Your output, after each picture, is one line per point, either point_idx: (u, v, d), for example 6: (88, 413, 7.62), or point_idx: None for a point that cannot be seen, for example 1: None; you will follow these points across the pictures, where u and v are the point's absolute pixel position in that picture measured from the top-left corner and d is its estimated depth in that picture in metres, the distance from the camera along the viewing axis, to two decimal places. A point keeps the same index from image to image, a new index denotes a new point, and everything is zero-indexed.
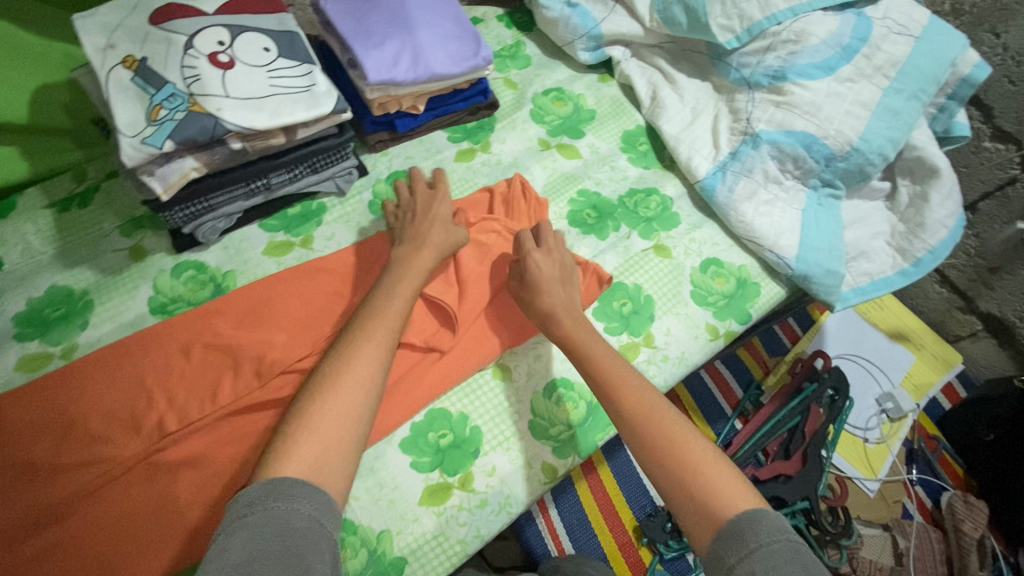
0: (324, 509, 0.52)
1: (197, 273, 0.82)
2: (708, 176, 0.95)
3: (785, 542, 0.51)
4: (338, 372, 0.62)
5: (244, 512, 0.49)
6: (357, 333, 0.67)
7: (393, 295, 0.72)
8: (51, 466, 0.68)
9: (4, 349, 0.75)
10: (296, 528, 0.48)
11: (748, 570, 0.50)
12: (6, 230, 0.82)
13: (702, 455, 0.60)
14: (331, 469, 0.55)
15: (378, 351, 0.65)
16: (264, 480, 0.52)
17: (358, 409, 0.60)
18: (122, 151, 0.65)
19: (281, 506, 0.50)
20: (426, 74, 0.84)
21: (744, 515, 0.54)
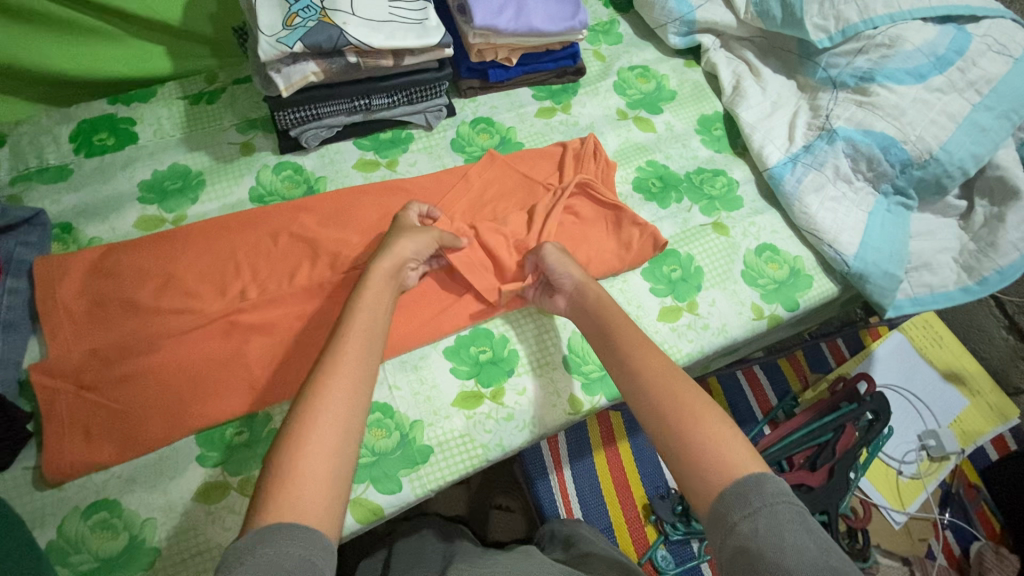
0: (316, 546, 0.50)
1: (294, 173, 0.92)
2: (778, 165, 0.97)
3: (789, 505, 0.53)
4: (309, 413, 0.57)
5: (233, 563, 0.48)
6: (325, 364, 0.62)
7: (359, 319, 0.67)
8: (149, 307, 0.78)
9: (128, 207, 0.87)
10: (284, 567, 0.47)
11: (752, 528, 0.52)
12: (146, 112, 0.95)
13: (715, 421, 0.61)
14: (319, 509, 0.53)
15: (346, 382, 0.61)
16: (252, 530, 0.51)
17: (336, 447, 0.56)
18: (260, 46, 0.76)
19: (269, 550, 0.48)
20: (526, 26, 0.91)
21: (750, 478, 0.55)
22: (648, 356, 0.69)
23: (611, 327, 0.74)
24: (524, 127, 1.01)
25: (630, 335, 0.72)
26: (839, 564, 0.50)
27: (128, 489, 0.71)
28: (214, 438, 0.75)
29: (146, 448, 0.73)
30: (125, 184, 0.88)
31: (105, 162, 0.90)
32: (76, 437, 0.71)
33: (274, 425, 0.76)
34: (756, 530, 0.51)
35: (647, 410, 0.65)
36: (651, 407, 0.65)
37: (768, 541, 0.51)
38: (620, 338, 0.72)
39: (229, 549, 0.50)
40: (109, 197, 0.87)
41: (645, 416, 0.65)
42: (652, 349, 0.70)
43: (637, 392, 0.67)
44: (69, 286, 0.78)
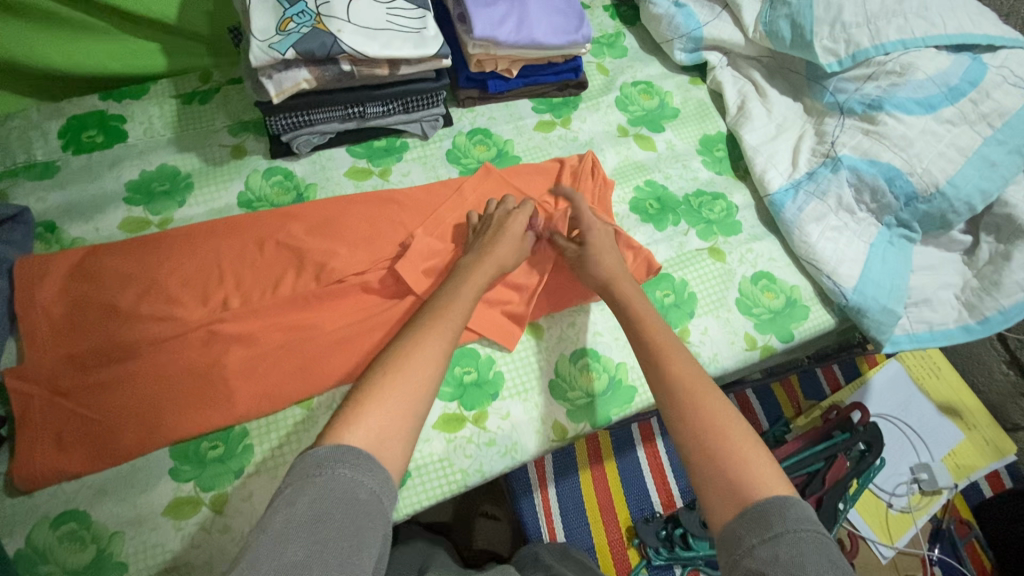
0: (384, 485, 0.53)
1: (284, 179, 0.90)
2: (779, 192, 0.94)
3: (813, 533, 0.51)
4: (406, 359, 0.63)
5: (312, 473, 0.51)
6: (426, 325, 0.68)
7: (460, 293, 0.74)
8: (130, 313, 0.77)
9: (113, 208, 0.85)
10: (357, 499, 0.51)
11: (771, 554, 0.50)
12: (137, 109, 0.93)
13: (741, 438, 0.60)
14: (393, 445, 0.57)
15: (440, 345, 0.66)
16: (330, 444, 0.54)
17: (421, 394, 0.61)
18: (251, 51, 0.74)
19: (348, 473, 0.52)
20: (527, 39, 0.89)
21: (774, 499, 0.54)
22: (672, 363, 0.68)
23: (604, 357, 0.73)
24: (522, 140, 0.99)
25: (653, 344, 0.71)
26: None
27: (98, 501, 0.70)
28: (188, 451, 0.73)
29: (119, 458, 0.71)
30: (111, 184, 0.87)
31: (93, 160, 0.88)
32: (48, 444, 0.70)
33: (249, 441, 0.75)
34: (775, 556, 0.49)
35: (673, 415, 0.64)
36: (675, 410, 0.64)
37: (785, 569, 0.48)
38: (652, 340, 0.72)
39: (305, 455, 0.53)
40: (95, 196, 0.86)
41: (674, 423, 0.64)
42: (685, 359, 0.69)
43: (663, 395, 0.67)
44: (47, 287, 0.77)
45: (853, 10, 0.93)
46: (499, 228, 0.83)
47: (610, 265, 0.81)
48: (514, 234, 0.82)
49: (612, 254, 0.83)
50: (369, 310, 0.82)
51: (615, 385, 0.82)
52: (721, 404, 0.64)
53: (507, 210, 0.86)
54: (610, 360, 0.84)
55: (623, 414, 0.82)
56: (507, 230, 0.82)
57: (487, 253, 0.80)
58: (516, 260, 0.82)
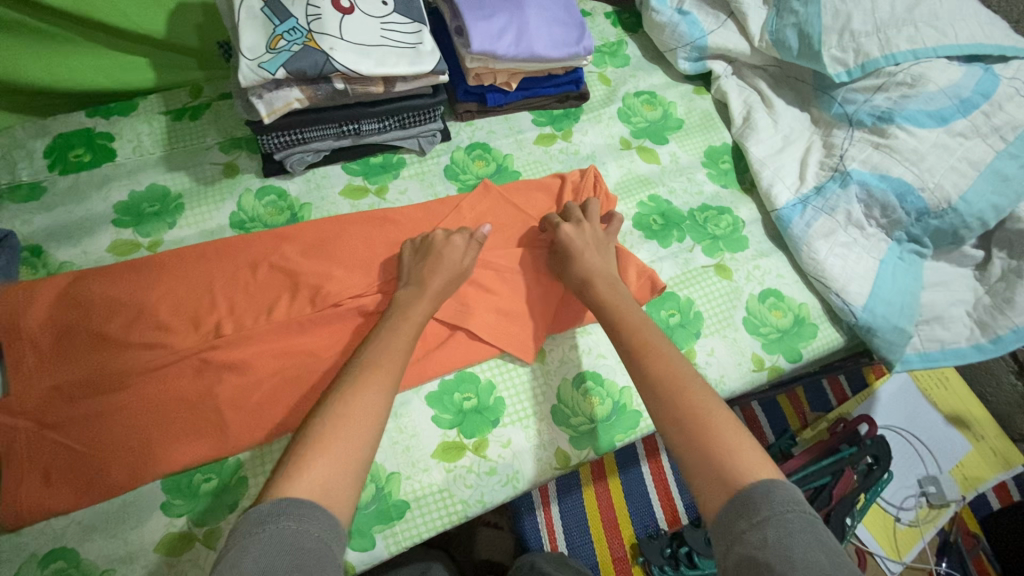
0: (332, 531, 0.52)
1: (278, 199, 0.88)
2: (787, 207, 0.92)
3: (799, 513, 0.51)
4: (348, 403, 0.61)
5: (254, 529, 0.50)
6: (369, 362, 0.66)
7: (404, 325, 0.71)
8: (119, 341, 0.74)
9: (102, 231, 0.83)
10: (305, 548, 0.49)
11: (760, 538, 0.50)
12: (126, 127, 0.90)
13: (724, 424, 0.60)
14: (340, 491, 0.55)
15: (385, 382, 0.64)
16: (274, 499, 0.53)
17: (367, 438, 0.60)
18: (240, 71, 0.71)
19: (292, 524, 0.50)
20: (526, 52, 0.86)
21: (759, 484, 0.54)
22: (656, 364, 0.66)
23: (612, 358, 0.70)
24: (522, 155, 0.96)
25: (637, 342, 0.69)
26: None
27: (88, 537, 0.68)
28: (180, 484, 0.71)
29: (108, 493, 0.69)
30: (99, 205, 0.84)
31: (80, 181, 0.86)
32: (35, 480, 0.68)
33: (245, 473, 0.73)
34: (764, 540, 0.49)
35: (657, 410, 0.63)
36: (656, 402, 0.64)
37: (776, 553, 0.48)
38: (639, 345, 0.69)
39: (245, 514, 0.52)
40: (83, 218, 0.83)
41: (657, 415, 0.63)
42: (668, 351, 0.68)
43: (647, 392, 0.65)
44: (33, 314, 0.75)
45: (863, 19, 0.90)
46: (437, 253, 0.78)
47: (591, 265, 0.79)
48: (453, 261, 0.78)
49: (596, 254, 0.81)
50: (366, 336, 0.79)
51: (619, 409, 0.80)
52: (705, 392, 0.64)
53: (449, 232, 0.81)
54: (614, 384, 0.82)
55: (628, 438, 0.79)
56: (445, 257, 0.78)
57: (428, 281, 0.76)
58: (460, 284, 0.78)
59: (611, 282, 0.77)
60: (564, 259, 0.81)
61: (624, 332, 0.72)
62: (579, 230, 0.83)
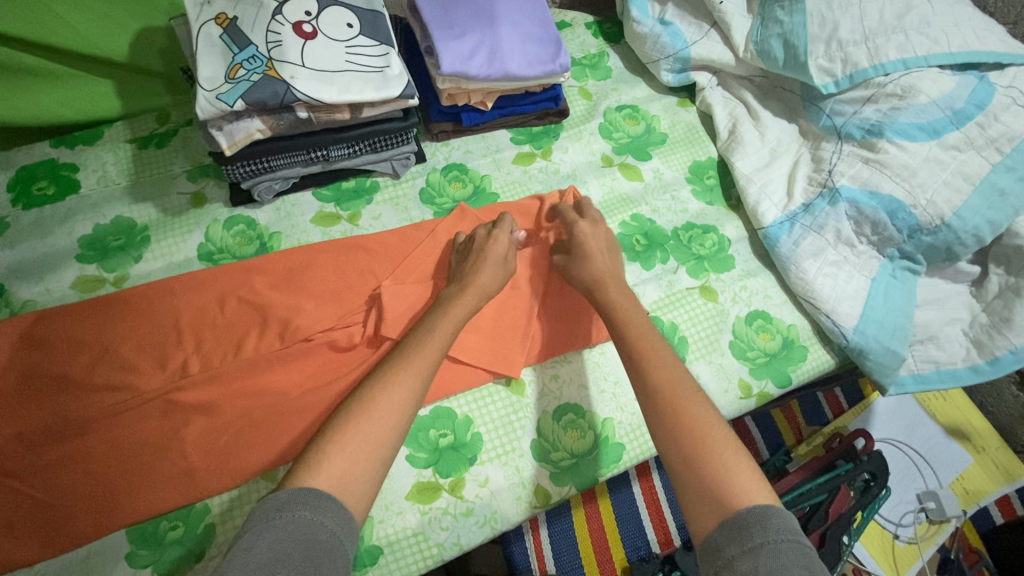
0: (346, 526, 0.51)
1: (246, 228, 0.85)
2: (774, 225, 0.89)
3: (794, 544, 0.49)
4: (383, 392, 0.60)
5: (272, 515, 0.49)
6: (405, 356, 0.65)
7: (437, 324, 0.70)
8: (84, 383, 0.72)
9: (66, 267, 0.81)
10: (318, 540, 0.48)
11: (750, 566, 0.48)
12: (91, 157, 0.88)
13: (723, 443, 0.58)
14: (359, 485, 0.54)
15: (415, 379, 0.63)
16: (292, 487, 0.52)
17: (390, 433, 0.58)
18: (197, 103, 0.69)
19: (307, 514, 0.50)
20: (499, 72, 0.83)
21: (755, 509, 0.52)
22: (660, 373, 0.65)
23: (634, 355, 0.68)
24: (501, 175, 0.93)
25: (641, 348, 0.68)
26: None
27: None
28: (145, 534, 0.69)
29: (71, 544, 0.67)
30: (63, 240, 0.82)
31: (43, 215, 0.83)
32: None
33: (211, 520, 0.71)
34: (754, 569, 0.47)
35: (660, 423, 0.61)
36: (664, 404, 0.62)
37: None
38: (642, 350, 0.68)
39: (264, 499, 0.51)
40: (46, 255, 0.81)
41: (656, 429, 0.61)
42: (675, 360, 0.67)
43: (650, 400, 0.63)
44: None
45: (850, 27, 0.87)
46: (480, 250, 0.79)
47: (599, 267, 0.78)
48: (497, 259, 0.79)
49: (603, 254, 0.81)
50: (337, 373, 0.77)
51: (601, 443, 0.78)
52: (705, 410, 0.61)
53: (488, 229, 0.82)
54: (596, 416, 0.79)
55: (611, 473, 0.77)
56: (486, 253, 0.78)
57: (470, 279, 0.76)
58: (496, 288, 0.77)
59: (620, 286, 0.78)
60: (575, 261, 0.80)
61: (633, 338, 0.70)
62: (593, 231, 0.83)
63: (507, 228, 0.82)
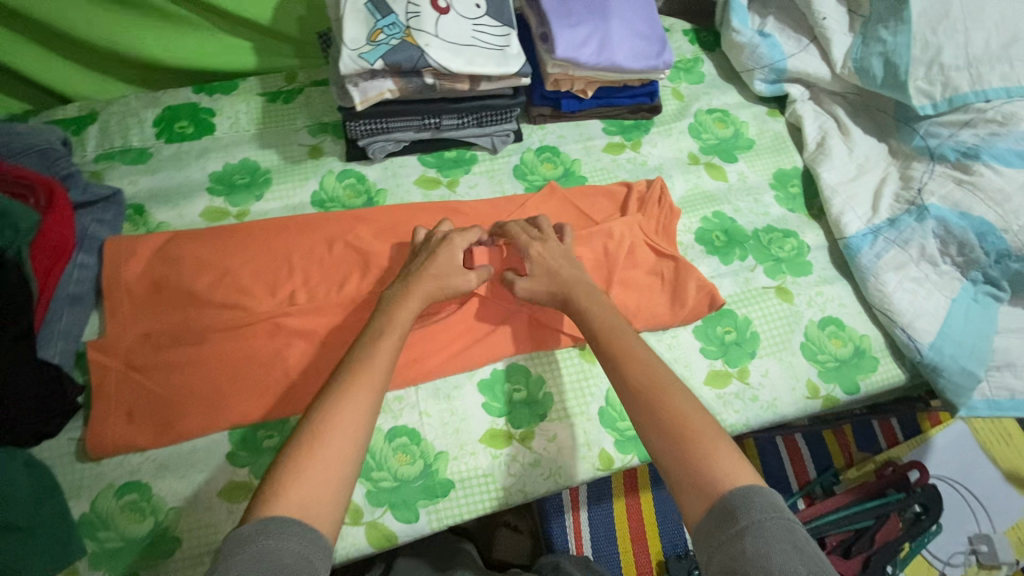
0: (314, 545, 0.51)
1: (356, 182, 0.93)
2: (856, 236, 0.91)
3: (779, 520, 0.50)
4: (333, 409, 0.59)
5: (237, 546, 0.49)
6: (352, 372, 0.63)
7: (388, 330, 0.68)
8: (204, 298, 0.81)
9: (197, 196, 0.90)
10: (284, 562, 0.48)
11: (740, 548, 0.49)
12: (226, 104, 0.98)
13: (704, 427, 0.58)
14: (323, 504, 0.54)
15: (367, 396, 0.61)
16: (259, 517, 0.52)
17: (349, 450, 0.57)
18: (341, 60, 0.76)
19: (273, 542, 0.49)
20: (607, 62, 0.88)
21: (738, 491, 0.52)
22: (635, 367, 0.65)
23: (611, 354, 0.68)
24: (590, 161, 0.98)
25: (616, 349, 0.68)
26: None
27: (159, 475, 0.74)
28: (246, 438, 0.76)
29: (181, 437, 0.75)
30: (197, 173, 0.92)
31: (182, 150, 0.93)
32: (120, 415, 0.74)
33: None
34: (743, 551, 0.48)
35: (643, 418, 0.61)
36: (655, 420, 0.60)
37: (755, 562, 0.47)
38: (619, 350, 0.68)
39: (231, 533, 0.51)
40: (181, 184, 0.91)
41: (640, 418, 0.62)
42: (654, 358, 0.66)
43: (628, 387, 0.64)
44: (133, 267, 0.82)
45: (953, 53, 0.89)
46: (432, 252, 0.77)
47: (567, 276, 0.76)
48: (453, 258, 0.77)
49: (568, 264, 0.79)
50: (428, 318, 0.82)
51: None
52: (689, 398, 0.62)
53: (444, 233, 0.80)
54: None
55: None
56: (440, 255, 0.76)
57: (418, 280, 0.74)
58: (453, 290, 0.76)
59: (591, 294, 0.75)
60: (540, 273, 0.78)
61: (604, 341, 0.69)
62: (546, 249, 0.79)
63: (464, 232, 0.80)
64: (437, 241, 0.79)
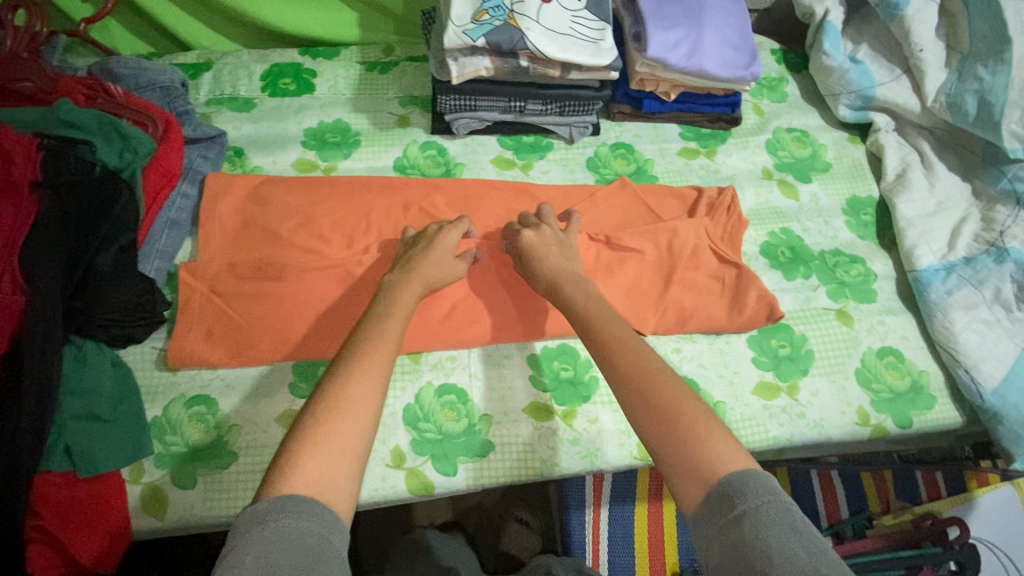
0: (333, 526, 0.50)
1: (437, 154, 0.98)
2: (927, 270, 0.89)
3: (777, 503, 0.49)
4: (340, 391, 0.58)
5: (253, 525, 0.48)
6: (356, 353, 0.62)
7: (392, 315, 0.67)
8: (287, 239, 0.86)
9: (292, 148, 0.96)
10: (306, 543, 0.47)
11: (737, 533, 0.48)
12: (328, 68, 1.05)
13: (697, 414, 0.57)
14: (338, 484, 0.53)
15: (376, 378, 0.60)
16: (273, 495, 0.51)
17: (361, 432, 0.56)
18: (447, 34, 0.81)
19: (290, 521, 0.48)
20: (696, 66, 0.90)
21: (735, 476, 0.51)
22: (626, 358, 0.63)
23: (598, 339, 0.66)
24: (664, 162, 1.00)
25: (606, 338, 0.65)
26: (832, 565, 0.45)
27: (226, 393, 0.79)
28: (308, 372, 0.82)
29: (250, 361, 0.80)
30: (294, 127, 0.98)
31: (283, 104, 1.00)
32: (198, 334, 0.80)
33: None
34: (741, 535, 0.47)
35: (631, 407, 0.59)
36: (647, 410, 0.58)
37: (754, 546, 0.46)
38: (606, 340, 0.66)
39: (244, 514, 0.50)
40: (278, 135, 0.97)
41: (628, 403, 0.60)
42: (643, 345, 0.64)
43: (615, 376, 0.62)
44: (227, 202, 0.89)
45: None
46: (428, 240, 0.79)
47: (555, 267, 0.76)
48: (446, 249, 0.79)
49: (559, 254, 0.78)
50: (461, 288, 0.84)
51: None
52: (677, 382, 0.60)
53: (441, 223, 0.82)
54: (710, 396, 0.81)
55: None
56: (436, 243, 0.78)
57: (414, 267, 0.75)
58: (444, 277, 0.77)
59: (579, 284, 0.74)
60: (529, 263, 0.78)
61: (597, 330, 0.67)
62: (541, 236, 0.80)
63: (458, 223, 0.82)
64: (433, 233, 0.81)
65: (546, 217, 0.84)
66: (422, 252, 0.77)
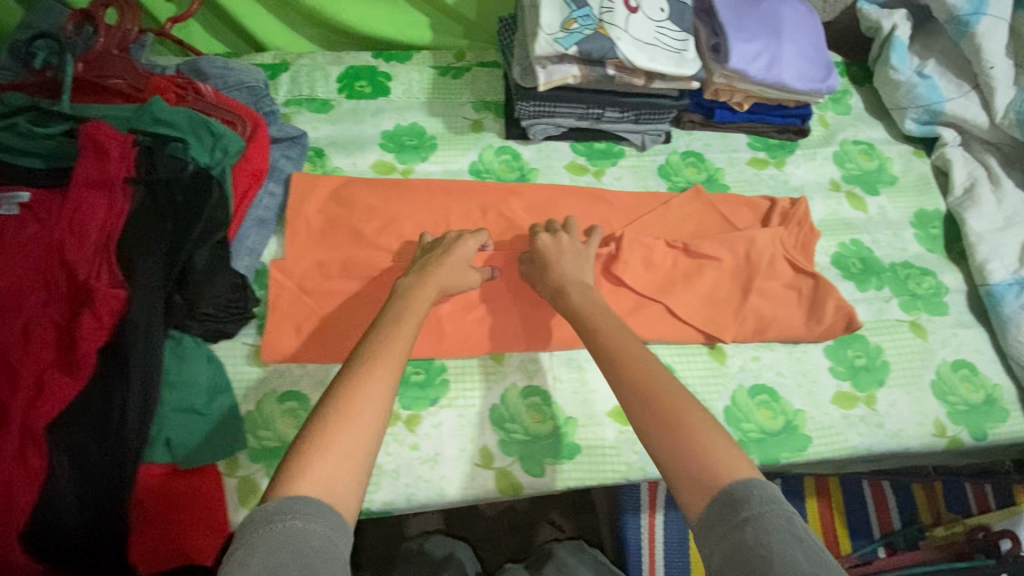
0: (338, 529, 0.48)
1: (511, 159, 0.99)
2: (1000, 284, 0.90)
3: (779, 510, 0.48)
4: (351, 391, 0.56)
5: (259, 525, 0.46)
6: (367, 354, 0.60)
7: (406, 318, 0.66)
8: (373, 239, 0.88)
9: (371, 149, 0.98)
10: (310, 545, 0.45)
11: (740, 538, 0.47)
12: (402, 72, 1.06)
13: (700, 422, 0.56)
14: (343, 484, 0.51)
15: (389, 379, 0.58)
16: (281, 493, 0.49)
17: (372, 433, 0.54)
18: (538, 42, 0.82)
19: (298, 522, 0.46)
20: (775, 78, 0.91)
21: (736, 483, 0.50)
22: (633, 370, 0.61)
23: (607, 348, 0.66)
24: (734, 171, 1.01)
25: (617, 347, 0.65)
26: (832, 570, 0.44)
27: (316, 389, 0.81)
28: None
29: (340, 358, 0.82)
30: (371, 129, 1.00)
31: (359, 107, 1.02)
32: (290, 331, 0.82)
33: (447, 376, 0.80)
34: (743, 541, 0.46)
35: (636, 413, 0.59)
36: (647, 415, 0.58)
37: (756, 552, 0.45)
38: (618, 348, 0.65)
39: (251, 513, 0.48)
40: (357, 136, 0.99)
41: (632, 409, 0.59)
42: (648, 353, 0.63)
43: (620, 384, 0.61)
44: (313, 202, 0.90)
45: None
46: (445, 250, 0.79)
47: (568, 274, 0.77)
48: (462, 259, 0.79)
49: (574, 265, 0.79)
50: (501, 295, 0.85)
51: (790, 428, 0.81)
52: (684, 392, 0.59)
53: (460, 233, 0.83)
54: (790, 404, 0.82)
55: (795, 459, 0.80)
56: (456, 251, 0.79)
57: (428, 273, 0.75)
58: (461, 284, 0.78)
59: (583, 290, 0.75)
60: (542, 268, 0.79)
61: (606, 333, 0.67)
62: (556, 242, 0.81)
63: (478, 235, 0.82)
64: (450, 241, 0.81)
65: (569, 227, 0.84)
66: (440, 259, 0.78)
